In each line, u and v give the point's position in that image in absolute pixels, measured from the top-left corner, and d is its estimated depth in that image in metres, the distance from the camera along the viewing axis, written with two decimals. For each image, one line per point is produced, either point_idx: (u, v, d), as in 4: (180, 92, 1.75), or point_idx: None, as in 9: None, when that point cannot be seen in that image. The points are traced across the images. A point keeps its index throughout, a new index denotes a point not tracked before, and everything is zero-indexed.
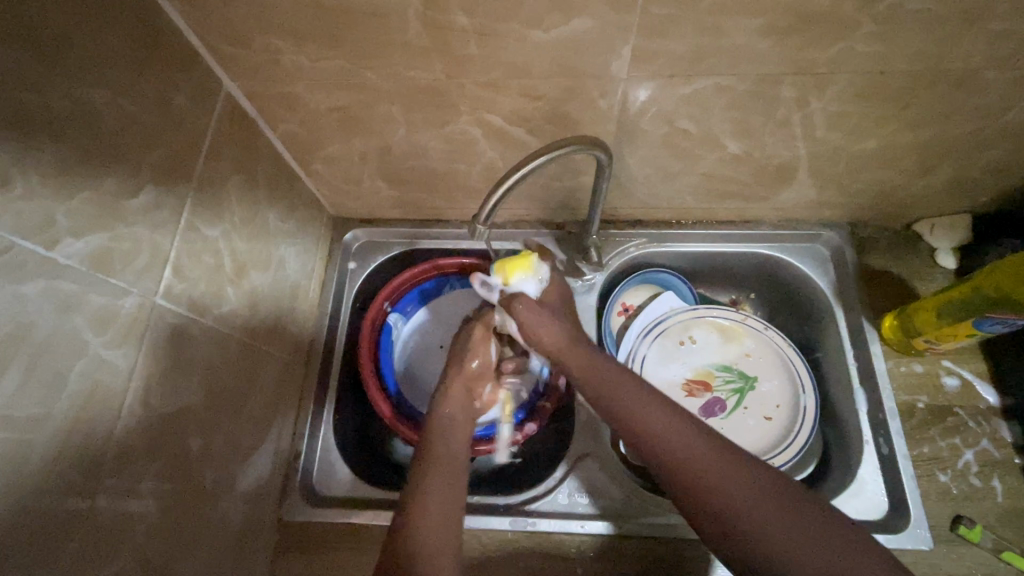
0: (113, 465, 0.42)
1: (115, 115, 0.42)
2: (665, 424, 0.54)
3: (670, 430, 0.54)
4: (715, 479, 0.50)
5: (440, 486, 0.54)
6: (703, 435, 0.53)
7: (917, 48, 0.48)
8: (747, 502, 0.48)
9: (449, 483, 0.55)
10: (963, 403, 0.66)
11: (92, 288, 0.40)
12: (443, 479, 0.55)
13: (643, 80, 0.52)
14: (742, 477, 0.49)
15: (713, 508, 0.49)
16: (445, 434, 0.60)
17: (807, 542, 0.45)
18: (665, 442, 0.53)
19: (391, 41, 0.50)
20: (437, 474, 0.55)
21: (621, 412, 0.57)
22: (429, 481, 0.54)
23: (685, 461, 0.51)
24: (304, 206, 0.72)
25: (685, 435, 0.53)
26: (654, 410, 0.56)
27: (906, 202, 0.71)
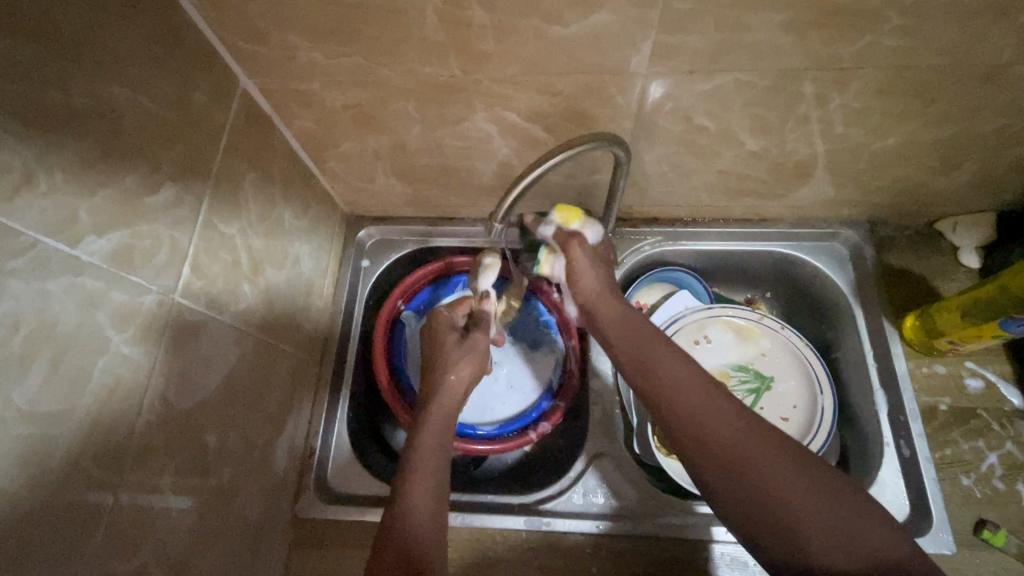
0: (134, 462, 0.43)
1: (135, 112, 0.42)
2: (684, 379, 0.53)
3: (689, 384, 0.52)
4: (729, 437, 0.47)
5: (425, 483, 0.52)
6: (719, 397, 0.51)
7: (945, 42, 0.47)
8: (758, 463, 0.45)
9: (434, 481, 0.53)
10: (987, 405, 0.65)
11: (114, 285, 0.40)
12: (432, 460, 0.55)
13: (662, 76, 0.52)
14: (756, 439, 0.47)
15: (718, 458, 0.47)
16: (438, 412, 0.60)
17: (815, 507, 0.42)
18: (678, 397, 0.52)
19: (408, 38, 0.49)
20: (422, 471, 0.53)
21: (640, 369, 0.56)
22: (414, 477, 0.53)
23: (698, 417, 0.49)
24: (319, 204, 0.72)
25: (702, 394, 0.51)
26: (676, 365, 0.54)
27: (929, 200, 0.69)
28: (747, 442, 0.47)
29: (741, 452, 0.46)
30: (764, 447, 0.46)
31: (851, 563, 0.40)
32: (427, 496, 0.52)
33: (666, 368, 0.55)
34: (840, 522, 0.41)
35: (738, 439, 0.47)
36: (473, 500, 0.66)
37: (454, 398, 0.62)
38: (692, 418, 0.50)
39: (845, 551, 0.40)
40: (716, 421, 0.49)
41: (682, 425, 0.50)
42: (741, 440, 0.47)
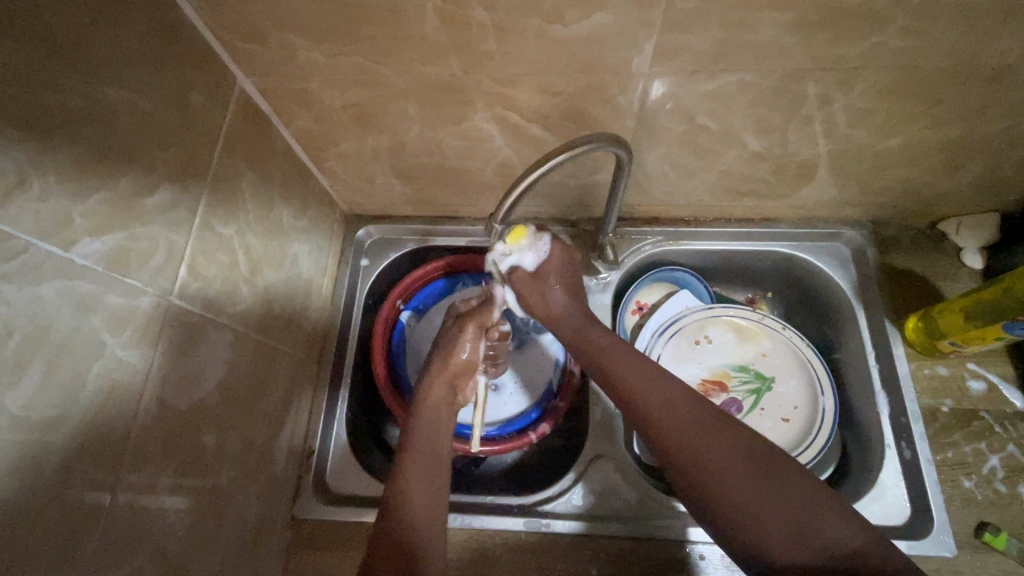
0: (131, 465, 0.42)
1: (130, 114, 0.42)
2: (654, 394, 0.54)
3: (658, 400, 0.54)
4: (695, 452, 0.49)
5: (421, 472, 0.54)
6: (681, 405, 0.53)
7: (951, 42, 0.46)
8: (718, 473, 0.47)
9: (430, 471, 0.54)
10: (989, 407, 0.65)
11: (109, 288, 0.40)
12: (428, 457, 0.56)
13: (664, 76, 0.51)
14: (720, 451, 0.48)
15: (683, 465, 0.49)
16: (428, 410, 0.61)
17: (772, 505, 0.44)
18: (644, 409, 0.54)
19: (407, 37, 0.49)
20: (417, 464, 0.54)
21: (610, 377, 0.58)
22: (410, 468, 0.54)
23: (662, 426, 0.52)
24: (318, 203, 0.72)
25: (663, 399, 0.54)
26: (648, 379, 0.56)
27: (933, 200, 0.69)
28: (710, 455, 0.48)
29: (705, 467, 0.48)
30: (730, 459, 0.48)
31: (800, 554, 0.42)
32: (425, 482, 0.53)
33: (630, 376, 0.57)
34: (800, 527, 0.43)
35: (704, 453, 0.49)
36: (472, 501, 0.66)
37: (444, 390, 0.63)
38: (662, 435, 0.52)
39: (806, 553, 0.42)
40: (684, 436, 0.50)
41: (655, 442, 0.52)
42: (698, 445, 0.49)
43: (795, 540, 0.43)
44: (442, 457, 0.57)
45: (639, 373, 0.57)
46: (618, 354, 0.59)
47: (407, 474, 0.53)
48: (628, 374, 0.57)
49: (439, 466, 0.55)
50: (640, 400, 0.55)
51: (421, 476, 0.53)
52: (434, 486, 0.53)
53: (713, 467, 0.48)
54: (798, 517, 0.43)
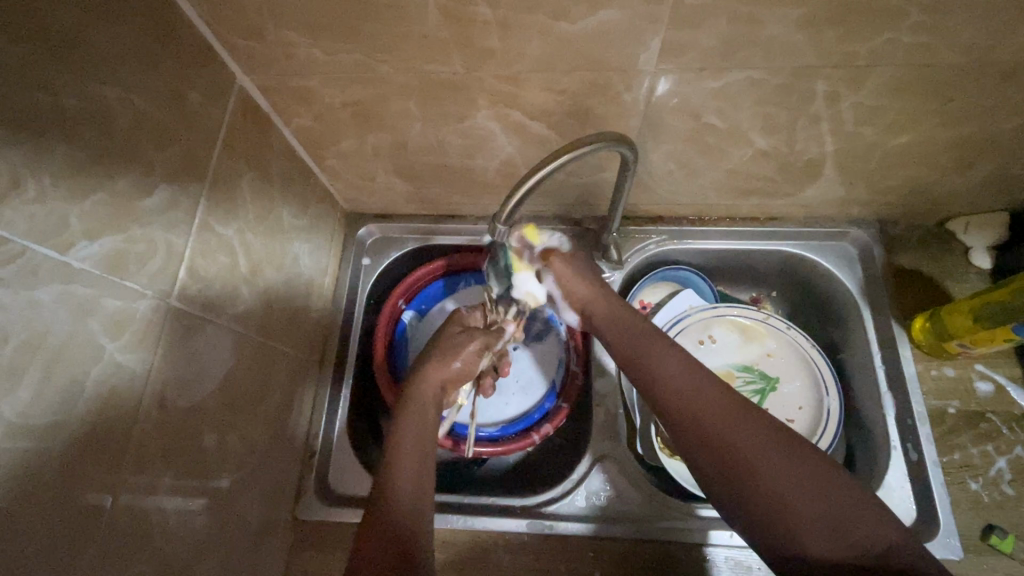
0: (132, 469, 0.42)
1: (128, 113, 0.41)
2: (685, 383, 0.52)
3: (690, 389, 0.52)
4: (731, 440, 0.47)
5: (409, 465, 0.53)
6: (715, 390, 0.51)
7: (964, 40, 0.45)
8: (751, 458, 0.46)
9: (417, 464, 0.53)
10: (997, 409, 0.64)
11: (108, 291, 0.39)
12: (418, 455, 0.54)
13: (670, 74, 0.50)
14: (755, 441, 0.46)
15: (714, 447, 0.47)
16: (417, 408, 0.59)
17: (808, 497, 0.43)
18: (672, 391, 0.52)
19: (409, 34, 0.48)
20: (405, 455, 0.54)
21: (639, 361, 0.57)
22: (398, 460, 0.53)
23: (693, 409, 0.50)
24: (318, 202, 0.71)
25: (693, 383, 0.52)
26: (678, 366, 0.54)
27: (941, 199, 0.68)
28: (747, 445, 0.46)
29: (740, 457, 0.46)
30: (766, 450, 0.46)
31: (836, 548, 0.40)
32: (413, 476, 0.52)
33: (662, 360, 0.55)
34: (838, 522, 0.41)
35: (740, 442, 0.47)
36: (475, 502, 0.66)
37: (436, 391, 0.61)
38: (695, 422, 0.49)
39: (842, 549, 0.40)
40: (718, 424, 0.48)
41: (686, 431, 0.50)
42: (734, 432, 0.47)
43: (835, 534, 0.41)
44: (428, 449, 0.55)
45: (663, 357, 0.56)
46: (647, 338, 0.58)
47: (396, 467, 0.52)
48: (658, 359, 0.56)
49: (426, 458, 0.54)
50: (672, 387, 0.53)
51: (409, 472, 0.52)
52: (422, 479, 0.52)
53: (748, 453, 0.46)
54: (835, 510, 0.42)
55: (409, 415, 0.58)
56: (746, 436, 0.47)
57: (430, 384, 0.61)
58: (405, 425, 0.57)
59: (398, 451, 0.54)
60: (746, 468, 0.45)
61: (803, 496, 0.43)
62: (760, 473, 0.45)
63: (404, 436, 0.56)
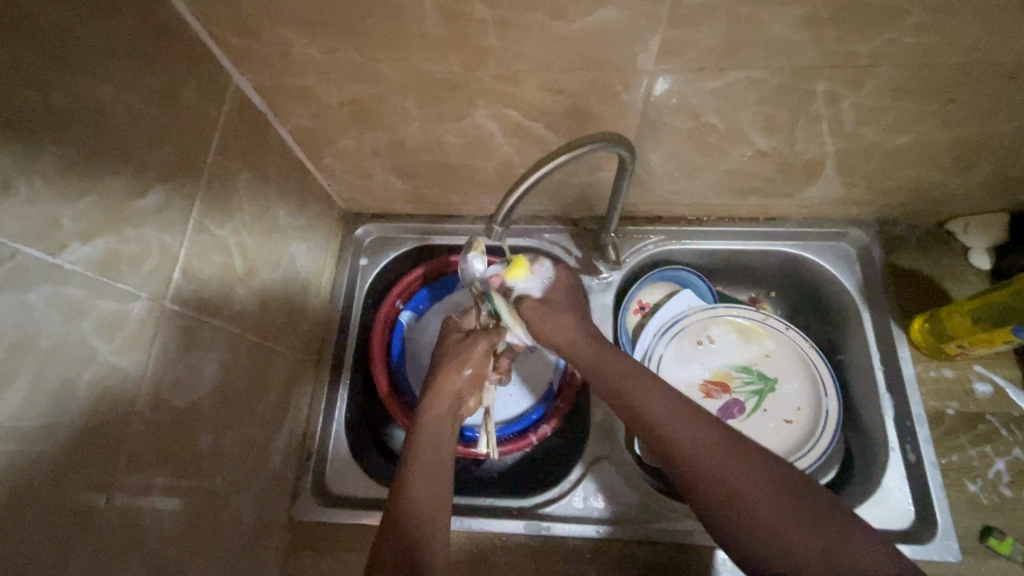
0: (126, 471, 0.42)
1: (121, 113, 0.40)
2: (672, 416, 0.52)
3: (677, 422, 0.51)
4: (721, 476, 0.46)
5: (426, 471, 0.53)
6: (702, 420, 0.51)
7: (965, 39, 0.45)
8: (741, 490, 0.45)
9: (435, 469, 0.53)
10: (996, 410, 0.64)
11: (100, 293, 0.39)
12: (434, 468, 0.53)
13: (669, 73, 0.50)
14: (746, 475, 0.46)
15: (702, 481, 0.47)
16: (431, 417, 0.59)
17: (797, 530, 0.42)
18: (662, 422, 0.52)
19: (406, 33, 0.47)
20: (423, 460, 0.54)
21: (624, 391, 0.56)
22: (416, 466, 0.53)
23: (682, 441, 0.50)
24: (315, 201, 0.71)
25: (682, 413, 0.52)
26: (664, 400, 0.54)
27: (941, 200, 0.68)
28: (736, 481, 0.46)
29: (732, 492, 0.45)
30: (756, 483, 0.45)
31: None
32: (429, 488, 0.52)
33: (647, 394, 0.55)
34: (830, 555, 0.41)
35: (731, 477, 0.46)
36: (472, 504, 0.66)
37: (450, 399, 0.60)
38: (685, 458, 0.49)
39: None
40: (707, 459, 0.48)
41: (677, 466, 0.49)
42: (722, 463, 0.47)
43: (833, 570, 0.40)
44: (447, 454, 0.56)
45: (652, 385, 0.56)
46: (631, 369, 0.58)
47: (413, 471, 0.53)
48: (645, 391, 0.55)
49: (443, 464, 0.54)
50: (658, 423, 0.52)
51: (424, 483, 0.52)
52: (439, 485, 0.52)
53: (736, 487, 0.46)
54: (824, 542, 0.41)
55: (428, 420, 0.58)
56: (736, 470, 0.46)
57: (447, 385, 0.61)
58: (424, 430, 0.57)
59: (414, 462, 0.54)
60: (739, 503, 0.45)
61: (793, 530, 0.42)
62: (753, 508, 0.44)
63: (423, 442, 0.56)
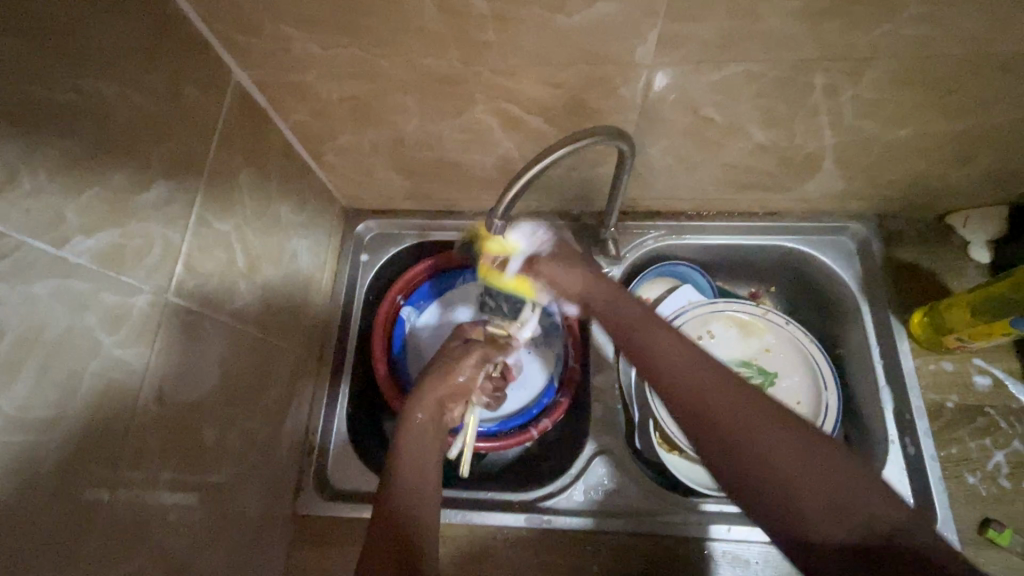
0: (130, 464, 0.42)
1: (124, 108, 0.41)
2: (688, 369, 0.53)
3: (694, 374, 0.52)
4: (733, 426, 0.47)
5: (414, 471, 0.54)
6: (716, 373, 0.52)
7: (964, 31, 0.45)
8: (755, 438, 0.46)
9: (421, 471, 0.54)
10: (995, 403, 0.64)
11: (104, 286, 0.39)
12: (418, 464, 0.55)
13: (668, 67, 0.50)
14: (756, 423, 0.47)
15: (717, 430, 0.48)
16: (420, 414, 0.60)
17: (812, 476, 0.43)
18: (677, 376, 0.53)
19: (406, 27, 0.48)
20: (409, 462, 0.55)
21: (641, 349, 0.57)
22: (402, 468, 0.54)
23: (696, 392, 0.50)
24: (316, 197, 0.71)
25: (698, 368, 0.53)
26: (684, 353, 0.54)
27: (941, 193, 0.68)
28: (747, 430, 0.46)
29: (740, 442, 0.46)
30: (767, 431, 0.46)
31: (840, 521, 0.41)
32: (413, 482, 0.53)
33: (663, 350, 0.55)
34: (842, 501, 0.41)
35: (742, 425, 0.47)
36: (473, 497, 0.66)
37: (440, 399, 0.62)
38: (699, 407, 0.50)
39: (844, 526, 0.40)
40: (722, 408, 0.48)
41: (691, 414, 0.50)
42: (735, 414, 0.48)
43: (840, 515, 0.41)
44: (433, 458, 0.56)
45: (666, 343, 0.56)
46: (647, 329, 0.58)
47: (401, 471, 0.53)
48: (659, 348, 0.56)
49: (429, 466, 0.55)
50: (675, 375, 0.53)
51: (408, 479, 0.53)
52: (425, 486, 0.53)
53: (751, 436, 0.46)
54: (836, 490, 0.42)
55: (416, 424, 0.59)
56: (747, 418, 0.47)
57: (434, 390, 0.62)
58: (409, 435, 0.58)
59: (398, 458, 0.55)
60: (750, 453, 0.45)
61: (806, 477, 0.43)
62: (769, 459, 0.44)
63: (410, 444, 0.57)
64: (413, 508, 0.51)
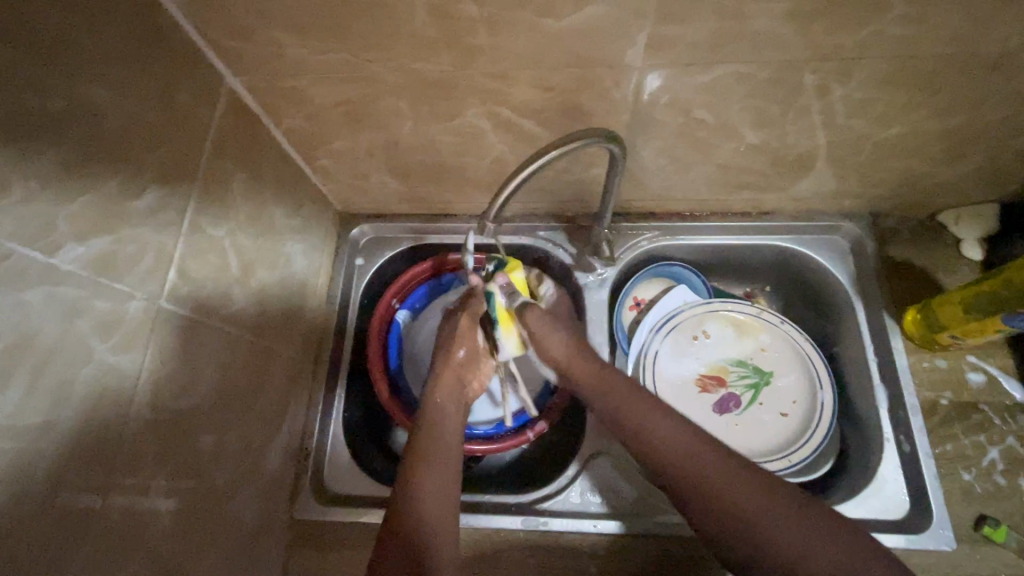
0: (125, 469, 0.42)
1: (116, 115, 0.41)
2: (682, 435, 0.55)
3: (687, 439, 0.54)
4: (733, 494, 0.50)
5: (438, 477, 0.54)
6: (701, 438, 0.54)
7: (951, 30, 0.45)
8: (751, 507, 0.49)
9: (443, 474, 0.54)
10: (989, 400, 0.64)
11: (97, 293, 0.39)
12: (442, 473, 0.54)
13: (659, 69, 0.50)
14: (753, 487, 0.50)
15: (712, 505, 0.50)
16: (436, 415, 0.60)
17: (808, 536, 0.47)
18: (666, 446, 0.54)
19: (398, 32, 0.48)
20: (430, 465, 0.55)
21: (624, 411, 0.58)
22: (425, 470, 0.54)
23: (685, 463, 0.53)
24: (310, 202, 0.71)
25: (682, 433, 0.55)
26: (665, 418, 0.56)
27: (932, 191, 0.68)
28: (750, 499, 0.49)
29: (745, 510, 0.49)
30: (766, 495, 0.49)
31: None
32: (436, 491, 0.53)
33: (647, 416, 0.57)
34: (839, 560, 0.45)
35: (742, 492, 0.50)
36: (470, 501, 0.66)
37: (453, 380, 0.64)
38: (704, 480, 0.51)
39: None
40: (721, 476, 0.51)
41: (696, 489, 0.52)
42: (726, 487, 0.50)
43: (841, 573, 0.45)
44: (452, 459, 0.57)
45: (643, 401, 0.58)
46: (630, 390, 0.59)
47: (422, 475, 0.54)
48: (643, 413, 0.57)
49: (450, 468, 0.56)
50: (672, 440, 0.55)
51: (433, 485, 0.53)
52: (447, 490, 0.54)
53: (745, 507, 0.49)
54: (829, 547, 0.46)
55: (432, 424, 0.59)
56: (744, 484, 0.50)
57: (448, 387, 0.63)
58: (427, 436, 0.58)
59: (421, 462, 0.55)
60: (756, 522, 0.48)
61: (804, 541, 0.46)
62: (767, 527, 0.48)
63: (429, 446, 0.57)
64: (438, 521, 0.51)
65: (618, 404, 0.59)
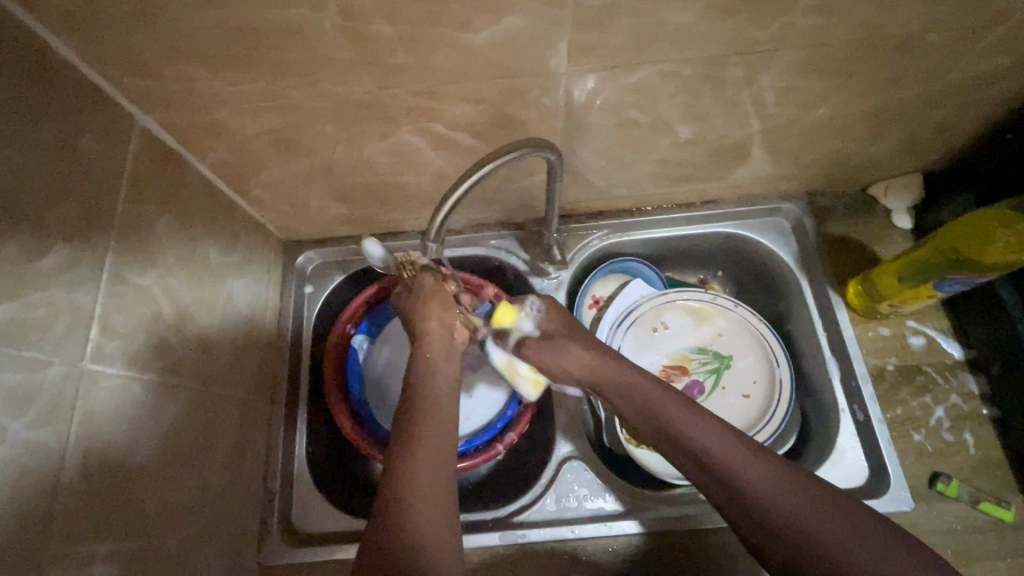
0: (60, 544, 0.39)
1: (7, 170, 0.38)
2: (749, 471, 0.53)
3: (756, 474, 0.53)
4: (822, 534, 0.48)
5: (428, 463, 0.53)
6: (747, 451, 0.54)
7: (855, 17, 0.47)
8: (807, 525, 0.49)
9: (437, 457, 0.54)
10: (931, 361, 0.67)
11: (4, 366, 0.36)
12: (434, 456, 0.54)
13: (583, 74, 0.50)
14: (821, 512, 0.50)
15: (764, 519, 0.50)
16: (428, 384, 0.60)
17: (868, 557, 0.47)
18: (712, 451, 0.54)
19: (314, 57, 0.46)
20: (425, 447, 0.54)
21: (667, 418, 0.58)
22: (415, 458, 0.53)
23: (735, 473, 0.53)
24: (248, 235, 0.68)
25: (727, 442, 0.55)
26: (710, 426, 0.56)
27: (861, 167, 0.71)
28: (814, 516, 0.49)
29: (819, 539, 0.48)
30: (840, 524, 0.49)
31: None
32: (429, 473, 0.53)
33: (691, 422, 0.57)
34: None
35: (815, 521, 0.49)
36: None
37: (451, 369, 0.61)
38: (781, 528, 0.50)
39: None
40: (798, 511, 0.50)
41: (770, 534, 0.50)
42: (782, 501, 0.51)
43: None
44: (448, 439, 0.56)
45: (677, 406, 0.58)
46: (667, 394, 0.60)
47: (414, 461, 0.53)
48: (683, 419, 0.57)
49: (445, 449, 0.55)
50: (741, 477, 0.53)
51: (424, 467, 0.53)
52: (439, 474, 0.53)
53: (802, 522, 0.49)
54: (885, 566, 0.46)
55: (424, 403, 0.58)
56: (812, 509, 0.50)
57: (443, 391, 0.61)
58: (427, 420, 0.57)
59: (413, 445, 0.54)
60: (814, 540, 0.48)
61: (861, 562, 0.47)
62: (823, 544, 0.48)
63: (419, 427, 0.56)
64: (430, 505, 0.51)
65: (661, 408, 0.59)
